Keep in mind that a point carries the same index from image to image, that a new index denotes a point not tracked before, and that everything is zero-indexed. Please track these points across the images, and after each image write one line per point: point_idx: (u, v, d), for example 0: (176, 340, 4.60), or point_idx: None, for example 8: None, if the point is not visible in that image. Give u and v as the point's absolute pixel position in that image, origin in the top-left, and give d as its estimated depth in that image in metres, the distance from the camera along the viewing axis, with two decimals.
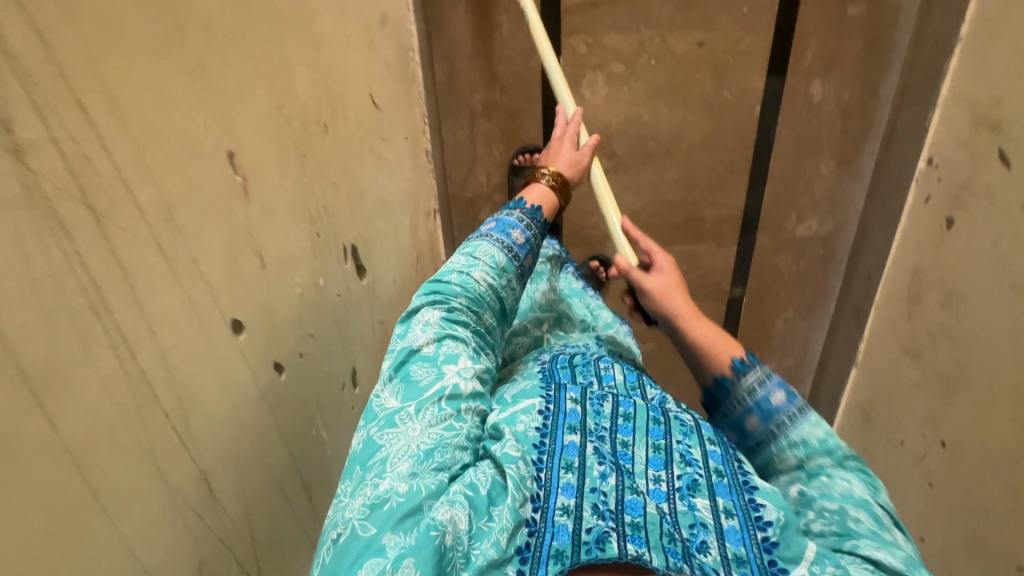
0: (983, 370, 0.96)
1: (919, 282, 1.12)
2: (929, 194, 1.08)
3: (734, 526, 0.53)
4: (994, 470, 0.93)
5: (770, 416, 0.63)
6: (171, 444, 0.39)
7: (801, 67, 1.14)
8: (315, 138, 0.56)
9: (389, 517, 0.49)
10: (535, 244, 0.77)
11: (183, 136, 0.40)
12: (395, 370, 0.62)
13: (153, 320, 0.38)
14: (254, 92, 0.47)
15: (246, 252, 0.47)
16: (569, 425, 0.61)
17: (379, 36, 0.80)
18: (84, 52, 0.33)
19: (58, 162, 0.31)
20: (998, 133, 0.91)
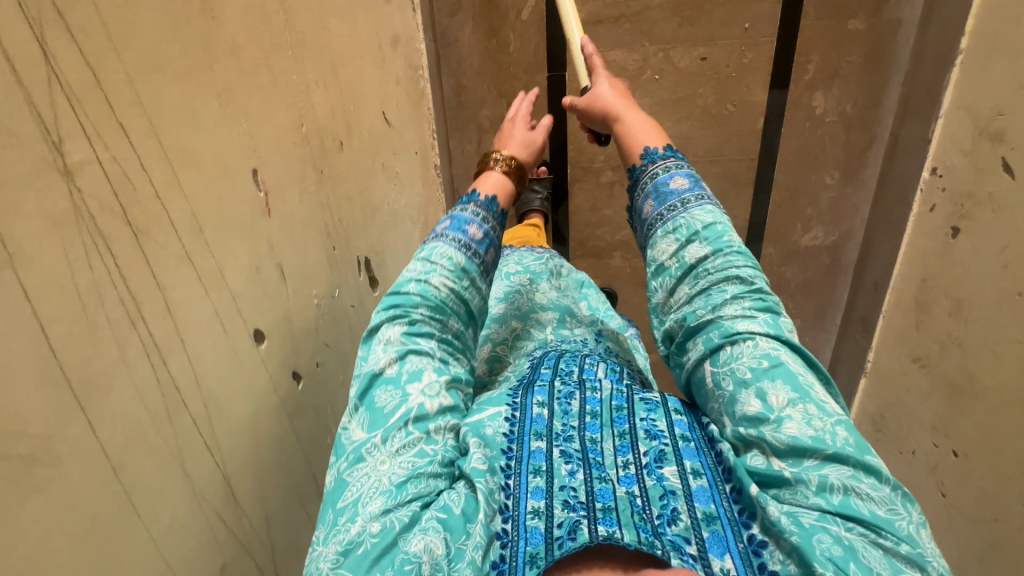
0: (991, 378, 0.96)
1: (925, 291, 1.13)
2: (933, 203, 1.09)
3: (703, 485, 0.50)
4: (1006, 479, 0.93)
5: (663, 197, 0.65)
6: (197, 450, 0.41)
7: (803, 80, 1.16)
8: (332, 155, 0.58)
9: (362, 560, 0.45)
10: (497, 236, 0.70)
11: (212, 155, 0.42)
12: (360, 397, 0.57)
13: (182, 329, 0.40)
14: (274, 112, 0.49)
15: (268, 264, 0.48)
16: (535, 430, 0.56)
17: (391, 56, 0.82)
18: (126, 79, 0.35)
19: (100, 181, 0.33)
20: (1001, 143, 0.92)
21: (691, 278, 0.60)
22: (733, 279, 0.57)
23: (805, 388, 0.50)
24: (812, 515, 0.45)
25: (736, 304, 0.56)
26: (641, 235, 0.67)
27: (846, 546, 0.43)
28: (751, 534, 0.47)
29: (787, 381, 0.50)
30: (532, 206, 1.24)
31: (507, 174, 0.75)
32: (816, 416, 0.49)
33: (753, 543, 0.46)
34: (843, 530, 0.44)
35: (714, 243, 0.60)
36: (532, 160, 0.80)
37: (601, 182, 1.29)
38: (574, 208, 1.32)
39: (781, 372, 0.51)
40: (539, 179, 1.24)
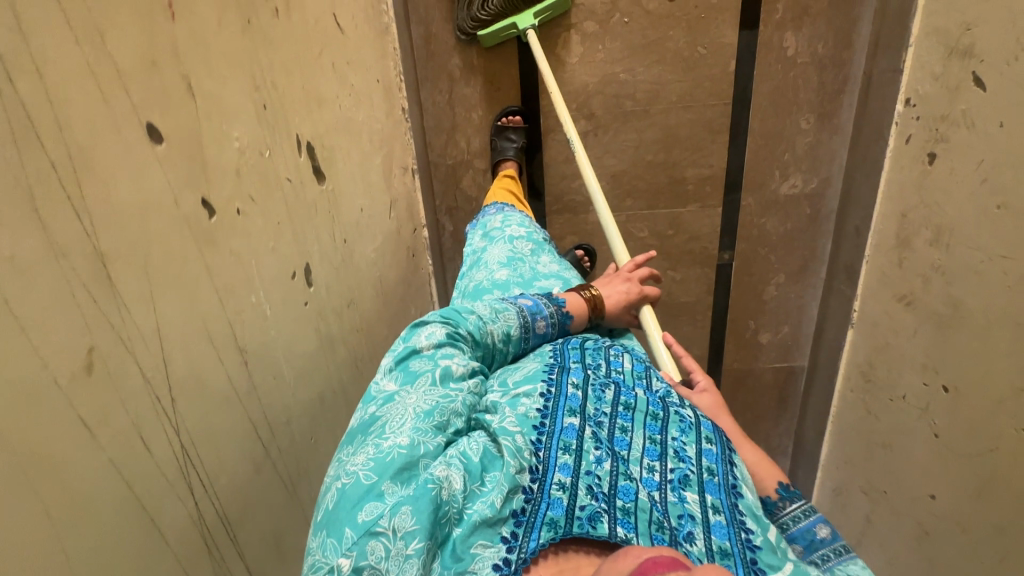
0: (977, 300, 0.93)
1: (906, 226, 1.10)
2: (909, 134, 1.07)
3: (721, 521, 0.55)
4: (998, 403, 0.89)
5: (813, 546, 0.60)
6: (59, 206, 0.36)
7: (773, 20, 1.16)
8: (264, 17, 0.57)
9: (389, 466, 0.51)
10: (551, 333, 0.79)
11: None
12: (396, 362, 0.63)
13: (40, 60, 0.34)
14: None
15: (170, 66, 0.45)
16: (569, 407, 0.64)
17: None
18: None
19: None
20: (971, 58, 0.91)
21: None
22: None
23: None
24: None
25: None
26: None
27: None
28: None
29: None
30: (506, 155, 1.23)
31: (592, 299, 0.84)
32: None
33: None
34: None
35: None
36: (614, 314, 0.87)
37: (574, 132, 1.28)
38: (548, 160, 1.30)
39: None
40: (515, 128, 1.23)
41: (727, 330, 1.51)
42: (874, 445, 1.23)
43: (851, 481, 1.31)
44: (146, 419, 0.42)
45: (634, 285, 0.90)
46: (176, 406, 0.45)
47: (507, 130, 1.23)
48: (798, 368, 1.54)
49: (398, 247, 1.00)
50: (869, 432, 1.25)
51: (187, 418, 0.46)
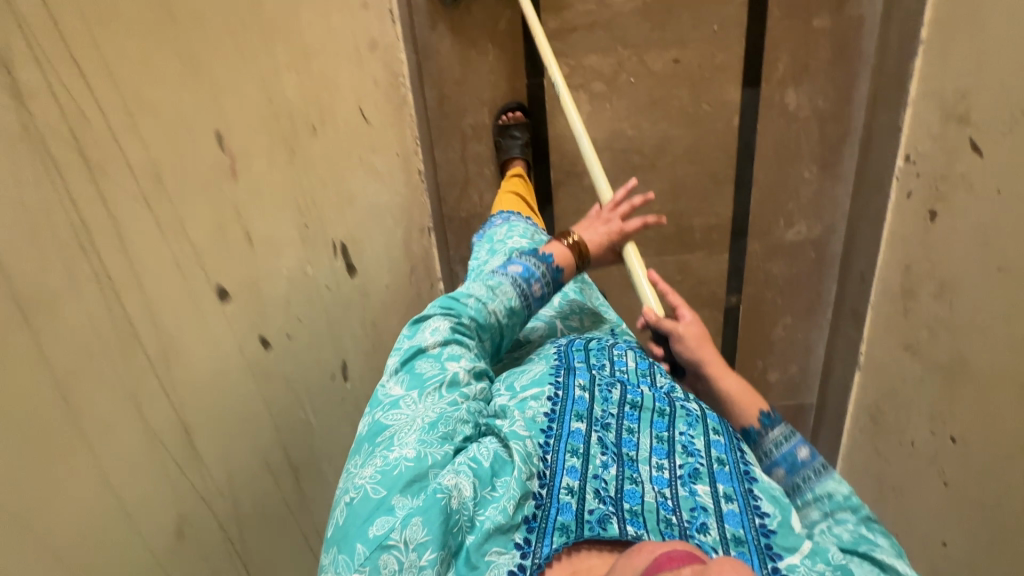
0: (981, 356, 0.96)
1: (910, 277, 1.13)
2: (909, 190, 1.11)
3: (734, 510, 0.55)
4: (1006, 458, 0.91)
5: (797, 469, 0.61)
6: (155, 396, 0.41)
7: (774, 78, 1.20)
8: (304, 139, 0.61)
9: (398, 480, 0.52)
10: (547, 292, 0.78)
11: (177, 114, 0.44)
12: (401, 364, 0.65)
13: (139, 270, 0.40)
14: (247, 91, 0.52)
15: (233, 226, 0.49)
16: (576, 412, 0.63)
17: (368, 59, 0.86)
18: (81, 17, 0.36)
19: (54, 112, 0.34)
20: (967, 124, 0.95)
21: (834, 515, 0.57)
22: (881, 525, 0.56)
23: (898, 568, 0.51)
24: None
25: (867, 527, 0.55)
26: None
27: None
28: (776, 566, 0.51)
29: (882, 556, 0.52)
30: (513, 154, 1.23)
31: (574, 248, 0.83)
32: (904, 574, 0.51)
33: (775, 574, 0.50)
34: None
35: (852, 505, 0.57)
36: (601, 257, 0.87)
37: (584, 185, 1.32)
38: (558, 212, 1.34)
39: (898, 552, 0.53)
40: (518, 125, 1.22)
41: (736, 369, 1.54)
42: (885, 487, 1.25)
43: None
44: (222, 565, 0.47)
45: (615, 227, 0.89)
46: (244, 539, 0.50)
47: (509, 129, 1.23)
48: (807, 405, 1.56)
49: (418, 310, 1.03)
50: (879, 474, 1.27)
51: (252, 551, 0.51)
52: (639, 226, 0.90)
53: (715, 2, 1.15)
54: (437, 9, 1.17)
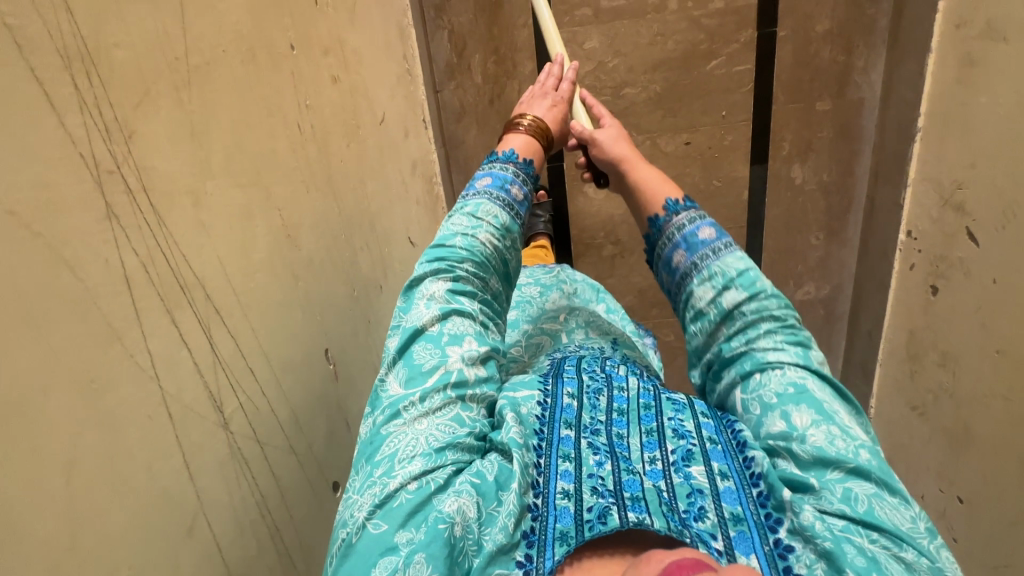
0: (984, 429, 1.03)
1: (915, 343, 1.20)
2: (912, 262, 1.18)
3: (731, 486, 0.52)
4: (1010, 526, 0.98)
5: (695, 247, 0.66)
6: None
7: (780, 154, 1.27)
8: (375, 300, 0.72)
9: (399, 514, 0.49)
10: (529, 191, 0.78)
11: (299, 353, 0.58)
12: (400, 353, 0.63)
13: (291, 509, 0.56)
14: (335, 291, 0.64)
15: (340, 424, 0.65)
16: (566, 419, 0.61)
17: (411, 181, 0.95)
18: (252, 329, 0.51)
19: (249, 432, 0.51)
20: (964, 213, 1.02)
21: (729, 321, 0.62)
22: (769, 314, 0.60)
23: (828, 413, 0.53)
24: (837, 523, 0.47)
25: (768, 334, 0.59)
26: (669, 281, 0.69)
27: (871, 559, 0.45)
28: (777, 539, 0.48)
29: (811, 405, 0.54)
30: (537, 229, 1.29)
31: (533, 132, 0.82)
32: (841, 437, 0.52)
33: (778, 547, 0.47)
34: (867, 542, 0.46)
35: (748, 286, 0.62)
36: (558, 132, 0.87)
37: (603, 255, 1.40)
38: None
39: (803, 398, 0.54)
40: (540, 204, 1.31)
41: None
42: None
43: None
44: None
45: (554, 94, 0.87)
46: None
47: (532, 208, 1.31)
48: None
49: None
50: None
51: None
52: (570, 87, 0.90)
53: (723, 90, 1.22)
54: (463, 103, 1.25)
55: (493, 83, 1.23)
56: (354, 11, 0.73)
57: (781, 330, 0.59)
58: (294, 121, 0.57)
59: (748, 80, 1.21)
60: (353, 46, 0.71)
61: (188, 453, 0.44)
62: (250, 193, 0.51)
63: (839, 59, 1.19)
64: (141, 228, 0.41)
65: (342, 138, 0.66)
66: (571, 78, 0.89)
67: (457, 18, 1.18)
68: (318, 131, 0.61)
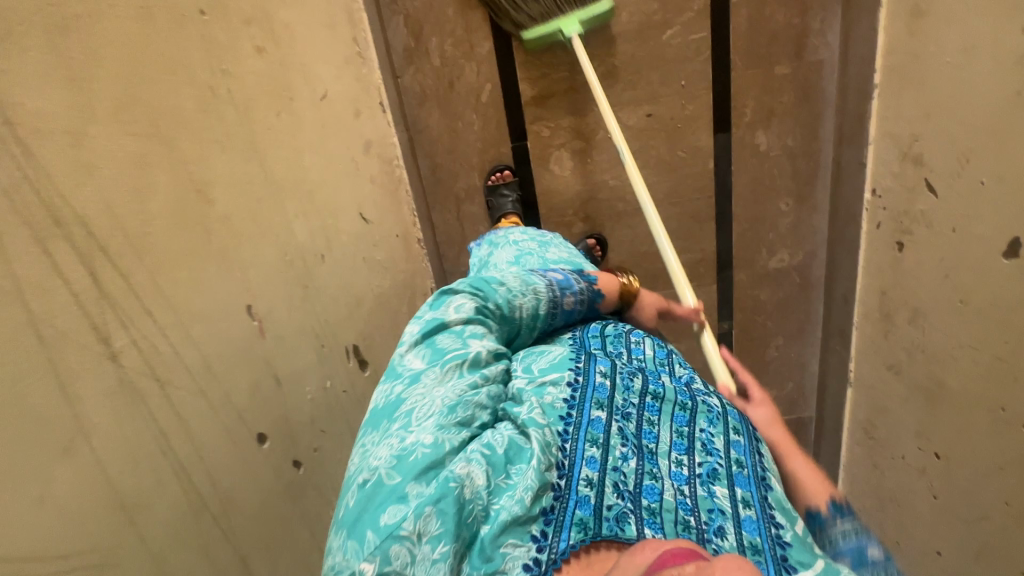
0: (956, 381, 1.02)
1: (887, 302, 1.19)
2: (879, 222, 1.17)
3: (750, 516, 0.59)
4: (985, 475, 0.97)
5: (864, 564, 0.58)
6: (218, 540, 0.53)
7: (743, 122, 1.27)
8: (314, 269, 0.72)
9: (413, 467, 0.54)
10: (578, 306, 0.86)
11: (216, 308, 0.56)
12: (422, 337, 0.69)
13: (201, 450, 0.53)
14: (265, 256, 0.64)
15: (265, 377, 0.62)
16: (597, 400, 0.68)
17: (364, 161, 0.96)
18: (147, 269, 0.49)
19: (144, 367, 0.48)
20: (923, 165, 1.02)
21: None
22: None
23: None
24: None
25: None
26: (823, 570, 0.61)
27: None
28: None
29: None
30: (506, 210, 1.31)
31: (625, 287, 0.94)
32: None
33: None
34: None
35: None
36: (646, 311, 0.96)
37: (572, 232, 1.39)
38: None
39: None
40: (506, 184, 1.32)
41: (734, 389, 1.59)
42: (882, 500, 1.30)
43: None
44: None
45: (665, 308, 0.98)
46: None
47: (499, 188, 1.32)
48: (807, 418, 1.61)
49: None
50: (876, 488, 1.32)
51: None
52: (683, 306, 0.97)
53: (681, 60, 1.23)
54: (424, 88, 1.26)
55: (451, 66, 1.24)
56: None
57: None
58: (207, 83, 0.57)
59: (705, 48, 1.21)
60: (282, 20, 0.72)
61: (63, 376, 0.42)
62: (150, 144, 0.50)
63: (795, 22, 1.19)
64: (3, 158, 0.39)
65: (270, 108, 0.67)
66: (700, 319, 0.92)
67: (412, 2, 1.20)
68: (239, 96, 0.62)
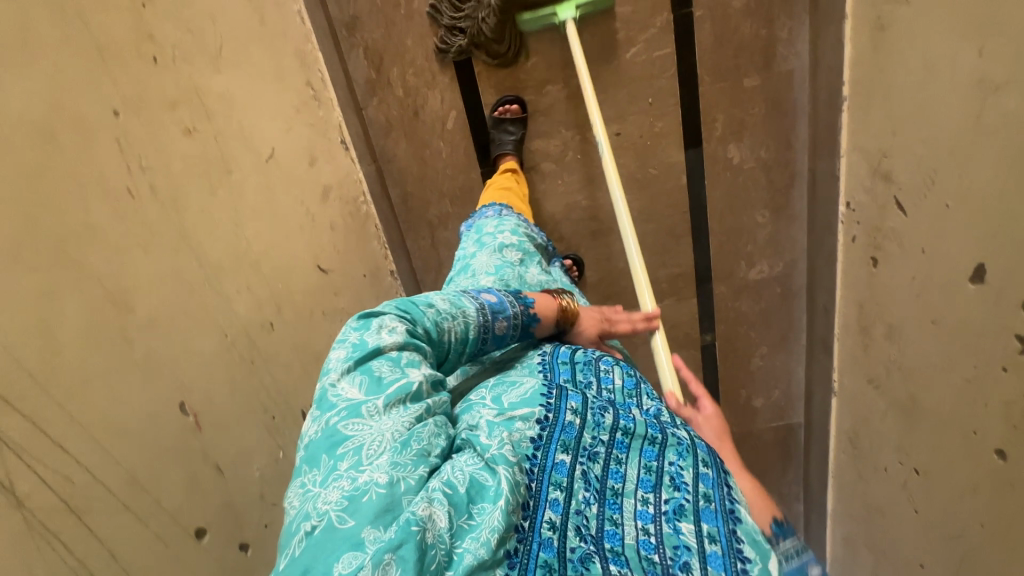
0: (931, 399, 1.00)
1: (864, 315, 1.17)
2: (853, 235, 1.15)
3: (717, 551, 0.53)
4: (962, 493, 0.97)
5: None
6: None
7: (714, 136, 1.25)
8: (261, 340, 0.73)
9: (369, 509, 0.47)
10: (511, 333, 0.77)
11: (140, 416, 0.56)
12: (355, 364, 0.61)
13: (130, 567, 0.53)
14: (203, 342, 0.64)
15: (203, 469, 0.62)
16: (563, 441, 0.61)
17: (321, 208, 0.95)
18: (57, 404, 0.49)
19: (57, 502, 0.48)
20: (892, 182, 1.00)
21: None
22: None
23: None
24: None
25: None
26: None
27: None
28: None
29: None
30: (505, 149, 1.22)
31: (563, 309, 0.84)
32: None
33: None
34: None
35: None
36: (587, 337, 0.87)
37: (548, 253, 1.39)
38: None
39: None
40: (512, 119, 1.21)
41: (721, 398, 1.59)
42: (868, 510, 1.29)
43: (855, 541, 1.35)
44: None
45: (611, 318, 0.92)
46: None
47: (504, 122, 1.22)
48: (796, 424, 1.59)
49: None
50: (862, 497, 1.31)
51: None
52: (626, 329, 0.92)
53: (646, 77, 1.20)
54: (389, 119, 1.25)
55: (415, 96, 1.23)
56: (220, 57, 0.74)
57: None
58: (122, 188, 0.57)
59: (670, 64, 1.19)
60: (217, 93, 0.72)
61: None
62: (53, 270, 0.49)
63: (762, 33, 1.16)
64: None
65: (205, 187, 0.67)
66: (649, 324, 0.92)
67: (370, 34, 1.18)
68: (164, 192, 0.61)
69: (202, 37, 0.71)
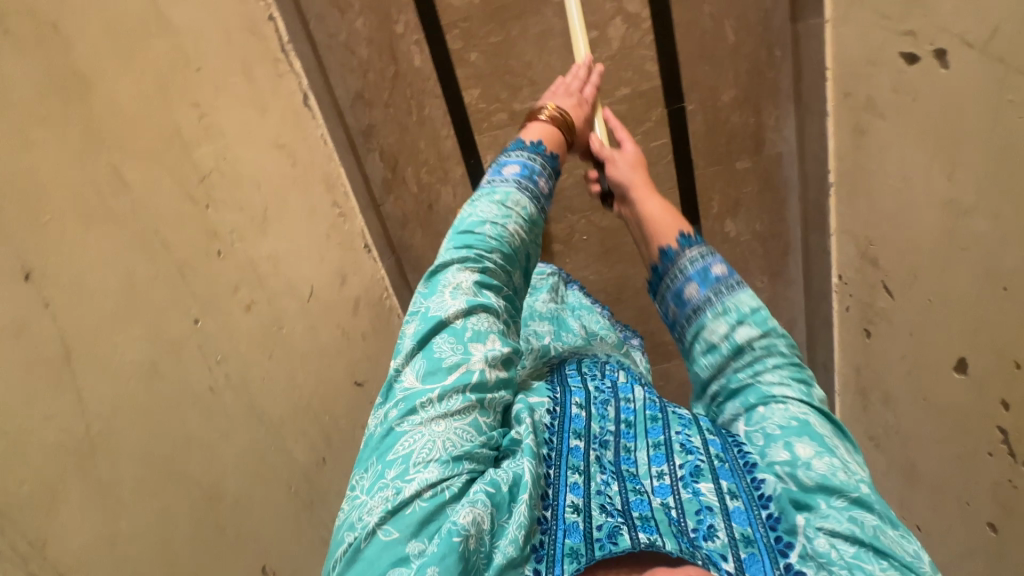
0: (931, 466, 1.06)
1: (863, 379, 1.23)
2: (847, 305, 1.23)
3: (740, 506, 0.57)
4: (960, 558, 1.01)
5: (709, 282, 0.70)
6: None
7: (711, 213, 1.33)
8: (317, 477, 0.84)
9: (411, 522, 0.51)
10: (550, 182, 0.82)
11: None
12: (417, 343, 0.63)
13: None
14: (275, 503, 0.75)
15: None
16: (574, 430, 0.67)
17: (353, 325, 1.03)
18: None
19: None
20: (879, 267, 1.07)
21: (739, 355, 0.67)
22: (776, 352, 0.67)
23: (830, 445, 0.58)
24: (848, 552, 0.51)
25: (772, 359, 0.66)
26: (675, 312, 0.73)
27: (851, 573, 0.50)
28: (788, 562, 0.52)
29: (813, 437, 0.59)
30: None
31: (553, 122, 0.89)
32: (843, 469, 0.57)
33: (788, 571, 0.52)
34: (879, 569, 0.50)
35: (760, 323, 0.68)
36: (580, 129, 0.94)
37: None
38: None
39: (806, 430, 0.60)
40: None
41: None
42: None
43: None
44: None
45: (579, 98, 0.96)
46: None
47: None
48: None
49: None
50: None
51: None
52: (593, 98, 0.98)
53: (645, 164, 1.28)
54: (406, 212, 1.32)
55: (429, 191, 1.31)
56: (267, 221, 0.86)
57: (785, 371, 0.65)
58: (207, 388, 0.68)
59: (666, 152, 1.27)
60: (266, 256, 0.84)
61: None
62: (166, 490, 0.61)
63: (751, 121, 1.24)
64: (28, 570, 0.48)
65: (263, 353, 0.78)
66: (593, 89, 0.98)
67: (385, 139, 1.26)
68: (235, 374, 0.73)
69: (249, 207, 0.83)
